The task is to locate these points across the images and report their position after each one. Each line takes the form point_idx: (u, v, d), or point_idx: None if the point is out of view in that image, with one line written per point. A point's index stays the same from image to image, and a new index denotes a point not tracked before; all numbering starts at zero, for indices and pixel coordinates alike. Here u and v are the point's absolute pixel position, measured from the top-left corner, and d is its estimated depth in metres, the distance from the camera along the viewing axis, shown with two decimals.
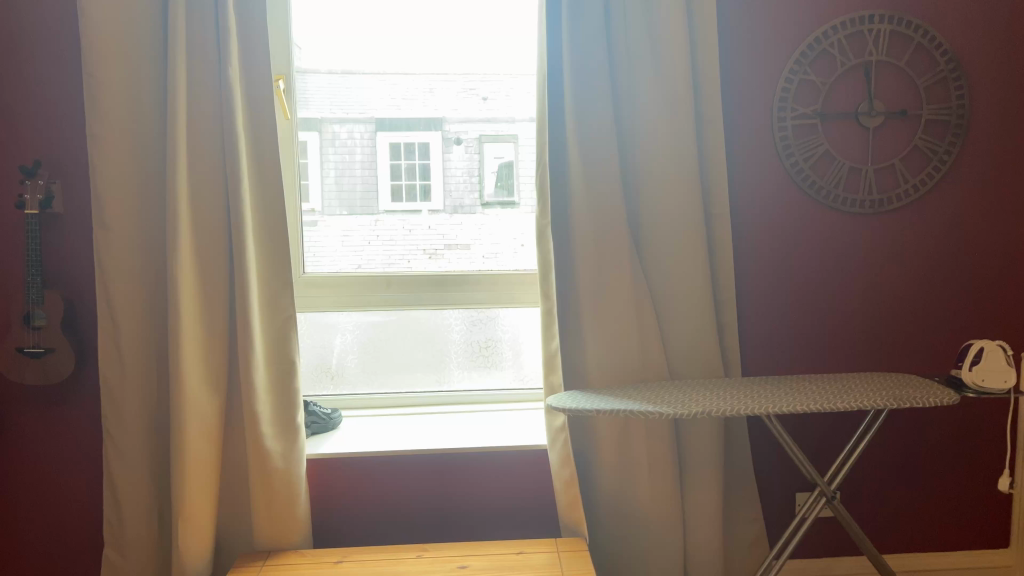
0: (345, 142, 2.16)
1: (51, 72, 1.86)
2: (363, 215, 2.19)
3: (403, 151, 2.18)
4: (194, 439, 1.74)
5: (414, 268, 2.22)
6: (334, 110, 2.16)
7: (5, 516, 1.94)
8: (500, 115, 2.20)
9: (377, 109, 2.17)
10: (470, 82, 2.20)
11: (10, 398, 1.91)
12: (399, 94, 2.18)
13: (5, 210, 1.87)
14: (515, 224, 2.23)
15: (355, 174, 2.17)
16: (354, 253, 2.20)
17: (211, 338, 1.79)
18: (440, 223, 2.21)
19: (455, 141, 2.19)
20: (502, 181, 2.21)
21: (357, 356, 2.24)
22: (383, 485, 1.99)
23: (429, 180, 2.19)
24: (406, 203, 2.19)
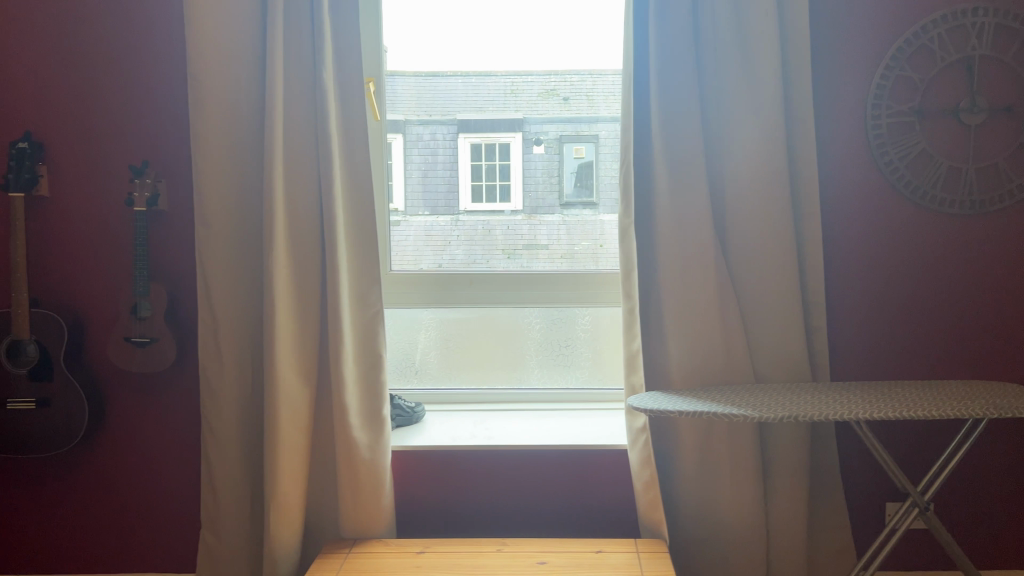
0: (429, 142, 2.21)
1: (159, 78, 1.96)
2: (444, 215, 2.24)
3: (484, 151, 2.20)
4: (286, 428, 1.81)
5: (493, 267, 2.25)
6: (419, 112, 2.21)
7: (112, 496, 2.06)
8: (583, 115, 2.21)
9: (459, 111, 2.20)
10: (553, 83, 2.21)
11: (117, 384, 2.03)
12: (482, 96, 2.21)
13: (115, 208, 1.99)
14: (595, 224, 2.24)
15: (438, 174, 2.22)
16: (436, 252, 2.25)
17: (304, 329, 1.86)
18: (519, 223, 2.23)
19: (535, 141, 2.21)
20: (582, 181, 2.22)
21: (441, 352, 2.29)
22: (465, 479, 2.02)
23: (508, 180, 2.21)
24: (486, 203, 2.22)
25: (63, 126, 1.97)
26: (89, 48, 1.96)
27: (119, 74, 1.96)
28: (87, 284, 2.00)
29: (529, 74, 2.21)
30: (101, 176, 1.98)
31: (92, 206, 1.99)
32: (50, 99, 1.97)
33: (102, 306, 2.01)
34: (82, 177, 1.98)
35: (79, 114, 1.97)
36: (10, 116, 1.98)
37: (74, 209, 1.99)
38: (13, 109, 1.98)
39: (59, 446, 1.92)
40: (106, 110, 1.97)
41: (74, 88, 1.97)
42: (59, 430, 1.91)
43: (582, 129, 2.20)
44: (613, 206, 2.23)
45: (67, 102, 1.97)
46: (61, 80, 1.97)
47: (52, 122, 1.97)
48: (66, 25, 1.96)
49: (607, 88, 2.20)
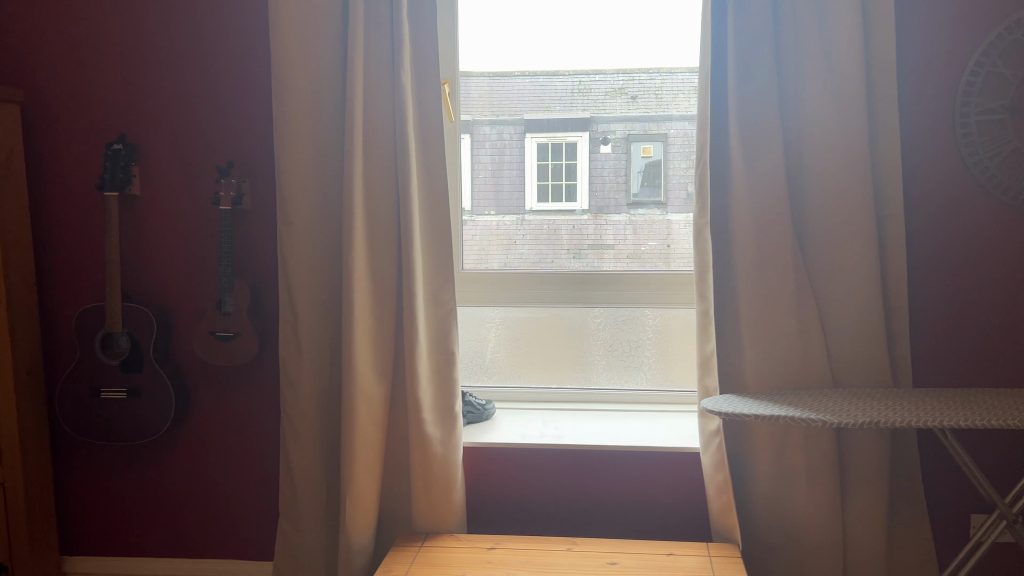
0: (495, 142, 2.23)
1: (244, 80, 2.03)
2: (510, 215, 2.25)
3: (551, 151, 2.20)
4: (362, 422, 1.86)
5: (558, 266, 2.26)
6: (489, 112, 2.23)
7: (196, 483, 2.15)
8: (652, 113, 2.18)
9: (525, 110, 2.22)
10: (622, 82, 2.19)
11: (203, 377, 2.11)
12: (548, 96, 2.21)
13: (203, 207, 2.07)
14: (662, 223, 2.21)
15: (505, 175, 2.23)
16: (504, 251, 2.28)
17: (380, 326, 1.90)
18: (586, 223, 2.23)
19: (602, 140, 2.20)
20: (649, 180, 2.20)
21: (511, 351, 2.30)
22: (535, 478, 2.04)
23: (575, 180, 2.20)
24: (552, 203, 2.22)
25: (154, 128, 2.06)
26: (179, 53, 2.04)
27: (206, 78, 2.04)
28: (176, 280, 2.09)
29: (600, 72, 2.21)
30: (189, 176, 2.06)
31: (181, 205, 2.07)
32: (143, 101, 2.06)
33: (189, 300, 2.09)
34: (172, 176, 2.07)
35: (169, 116, 2.06)
36: (106, 119, 2.08)
37: (164, 207, 2.07)
38: (109, 112, 2.07)
39: (160, 423, 2.01)
40: (195, 112, 2.05)
41: (165, 91, 2.05)
42: (148, 418, 2.00)
43: (651, 127, 2.18)
44: (682, 206, 2.20)
45: (159, 105, 2.06)
46: (153, 84, 2.05)
47: (144, 124, 2.06)
48: (158, 30, 2.04)
49: (677, 86, 2.17)
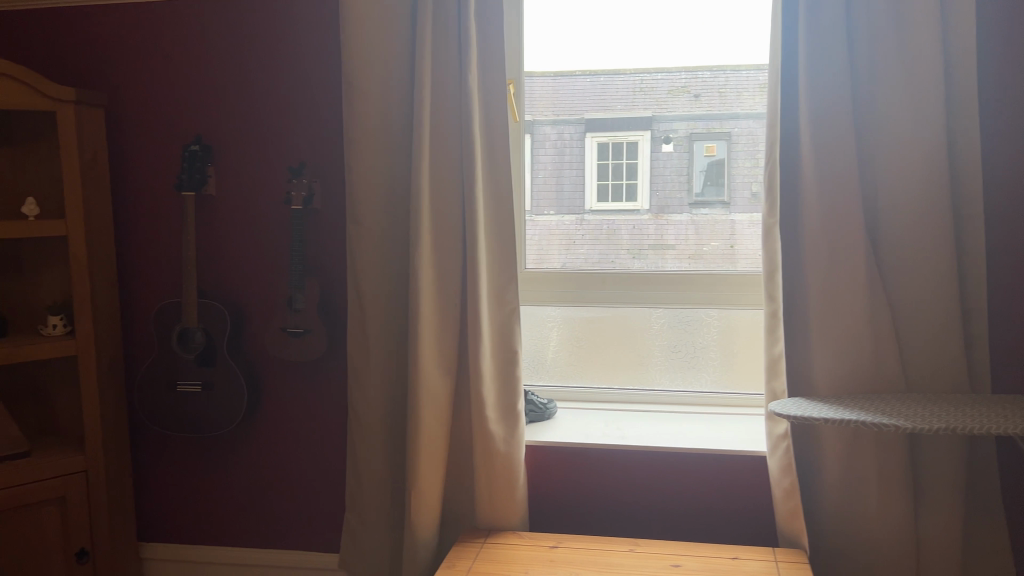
0: (555, 142, 2.24)
1: (313, 82, 2.07)
2: (569, 215, 2.25)
3: (611, 151, 2.20)
4: (428, 419, 1.88)
5: (618, 267, 2.26)
6: (551, 112, 2.23)
7: (266, 475, 2.21)
8: (714, 111, 2.15)
9: (586, 111, 2.22)
10: (685, 80, 2.17)
11: (273, 372, 2.17)
12: (609, 95, 2.21)
13: (274, 206, 2.12)
14: (725, 223, 2.18)
15: (564, 175, 2.23)
16: (564, 251, 2.28)
17: (445, 325, 1.92)
18: (646, 223, 2.22)
19: (664, 138, 2.18)
20: (712, 179, 2.16)
21: (574, 351, 2.30)
22: (598, 478, 2.04)
23: (635, 180, 2.19)
24: (611, 203, 2.22)
25: (229, 129, 2.13)
26: (253, 56, 2.10)
27: (278, 80, 2.09)
28: (248, 277, 2.15)
29: (661, 71, 2.19)
30: (262, 176, 2.12)
31: (254, 205, 2.13)
32: (217, 104, 2.13)
33: (261, 298, 2.15)
34: (244, 176, 2.13)
35: (242, 118, 2.12)
36: (183, 121, 2.15)
37: (238, 207, 2.14)
38: (185, 115, 2.15)
39: (236, 410, 2.07)
40: (266, 113, 2.11)
41: (238, 94, 2.12)
42: (221, 412, 2.07)
43: (714, 125, 2.15)
44: (746, 206, 2.16)
45: (232, 107, 2.12)
46: (227, 87, 2.12)
47: (218, 126, 2.13)
48: (231, 35, 2.10)
49: (741, 84, 2.14)
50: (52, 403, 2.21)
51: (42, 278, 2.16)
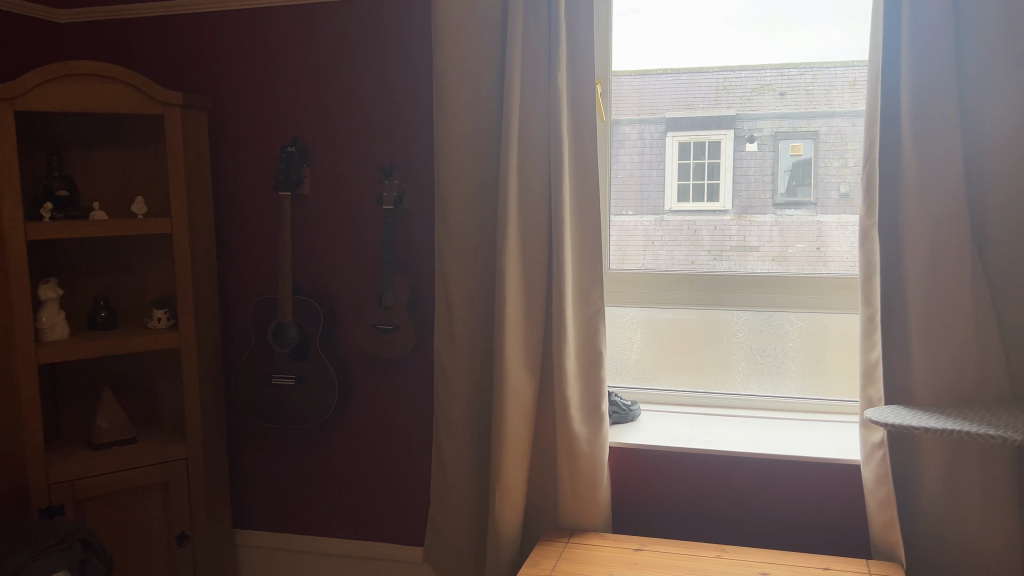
0: (634, 142, 2.22)
1: (402, 84, 2.12)
2: (648, 215, 2.23)
3: (692, 150, 2.17)
4: (512, 418, 1.90)
5: (698, 267, 2.22)
6: (636, 111, 2.21)
7: (354, 468, 2.27)
8: (801, 110, 2.10)
9: (667, 110, 2.19)
10: (770, 77, 2.12)
11: (362, 367, 2.22)
12: (691, 94, 2.17)
13: (365, 206, 2.18)
14: (812, 224, 2.12)
15: (642, 175, 2.22)
16: (642, 252, 2.26)
17: (530, 324, 1.94)
18: (728, 223, 2.17)
19: (747, 138, 2.13)
20: (798, 178, 2.12)
21: (657, 353, 2.28)
22: (682, 482, 2.01)
23: (717, 180, 2.16)
24: (693, 202, 2.18)
25: (323, 132, 2.19)
26: (346, 60, 2.16)
27: (369, 82, 2.14)
28: (339, 275, 2.22)
29: (743, 68, 2.14)
30: (354, 177, 2.18)
31: (346, 204, 2.19)
32: (312, 106, 2.20)
33: (352, 295, 2.21)
34: (337, 176, 2.19)
35: (334, 119, 2.18)
36: (278, 123, 2.23)
37: (330, 207, 2.20)
38: (281, 117, 2.22)
39: (331, 403, 2.13)
40: (357, 115, 2.16)
41: (331, 96, 2.18)
42: (313, 404, 2.14)
43: (800, 125, 2.10)
44: (832, 208, 2.11)
45: (325, 109, 2.19)
46: (321, 89, 2.19)
47: (313, 127, 2.20)
48: (324, 38, 2.17)
49: (830, 81, 2.08)
50: (156, 393, 2.32)
51: (150, 273, 2.28)
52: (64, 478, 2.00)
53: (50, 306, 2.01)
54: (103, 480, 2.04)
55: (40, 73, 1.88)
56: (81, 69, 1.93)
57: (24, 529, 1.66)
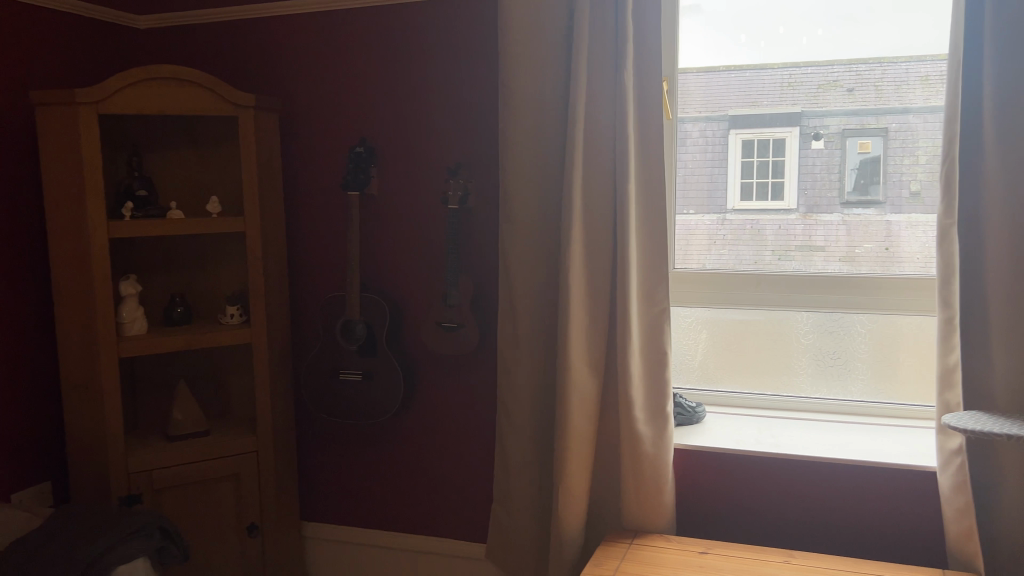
0: (696, 140, 2.19)
1: (467, 85, 2.14)
2: (709, 214, 2.20)
3: (756, 147, 2.13)
4: (576, 417, 1.90)
5: (761, 267, 2.17)
6: (700, 109, 2.18)
7: (418, 464, 2.30)
8: (870, 106, 2.05)
9: (731, 107, 2.15)
10: (838, 73, 2.07)
11: (426, 365, 2.25)
12: (755, 90, 2.13)
13: (430, 205, 2.20)
14: (881, 224, 2.07)
15: (703, 173, 2.18)
16: (702, 252, 2.22)
17: (595, 324, 1.93)
18: (793, 222, 2.13)
19: (813, 135, 2.09)
20: (866, 177, 2.06)
21: (722, 355, 2.24)
22: (749, 486, 1.98)
23: (781, 178, 2.12)
24: (756, 201, 2.14)
25: (390, 132, 2.23)
26: (413, 60, 2.18)
27: (434, 83, 2.17)
28: (404, 273, 2.25)
29: (808, 64, 2.09)
30: (420, 176, 2.21)
31: (411, 204, 2.22)
32: (378, 107, 2.23)
33: (417, 293, 2.24)
34: (402, 176, 2.22)
35: (400, 119, 2.21)
36: (346, 124, 2.27)
37: (396, 206, 2.24)
38: (349, 118, 2.27)
39: (396, 400, 2.17)
40: (422, 116, 2.19)
41: (396, 97, 2.21)
42: (379, 401, 2.18)
43: (868, 122, 2.04)
44: (899, 207, 2.05)
45: (391, 110, 2.22)
46: (387, 91, 2.22)
47: (380, 127, 2.24)
48: (390, 40, 2.20)
49: (900, 76, 2.02)
50: (229, 388, 2.39)
51: (223, 271, 2.35)
52: (142, 468, 2.07)
53: (130, 302, 2.10)
54: (179, 471, 2.11)
55: (122, 76, 1.94)
56: (160, 72, 1.99)
57: (105, 515, 1.74)
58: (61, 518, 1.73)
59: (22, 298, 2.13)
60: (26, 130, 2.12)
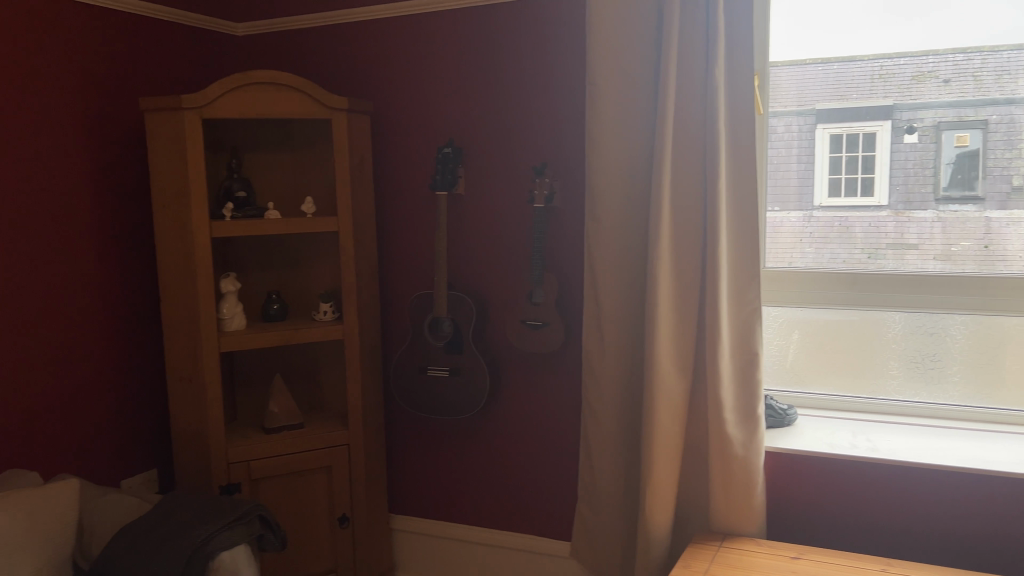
0: (782, 135, 2.13)
1: (553, 83, 2.14)
2: (795, 211, 2.14)
3: (846, 142, 2.06)
4: (664, 417, 1.88)
5: (850, 265, 2.11)
6: (787, 103, 2.12)
7: (503, 460, 2.32)
8: (968, 98, 1.97)
9: (819, 100, 2.08)
10: (933, 64, 1.99)
11: (511, 362, 2.27)
12: (844, 83, 2.06)
13: (516, 203, 2.22)
14: (980, 221, 1.99)
15: (790, 168, 2.13)
16: (787, 250, 2.16)
17: (683, 323, 1.90)
18: (884, 220, 2.06)
19: (906, 129, 2.02)
20: (964, 172, 1.99)
21: (812, 356, 2.18)
22: (842, 492, 1.92)
23: (872, 173, 2.05)
24: (845, 197, 2.08)
25: (476, 132, 2.25)
26: (499, 60, 2.20)
27: (520, 82, 2.18)
28: (490, 272, 2.27)
29: (901, 55, 2.02)
30: (505, 175, 2.23)
31: (497, 202, 2.24)
32: (465, 108, 2.26)
33: (503, 291, 2.26)
34: (489, 175, 2.25)
35: (486, 119, 2.24)
36: (433, 125, 2.31)
37: (481, 204, 2.26)
38: (436, 118, 2.30)
39: (482, 397, 2.19)
40: (508, 115, 2.21)
41: (483, 97, 2.24)
42: (466, 397, 2.21)
43: (967, 114, 1.97)
44: (1000, 204, 1.97)
45: (477, 110, 2.25)
46: (473, 91, 2.25)
47: (466, 128, 2.27)
48: (476, 41, 2.23)
49: (1001, 65, 1.94)
50: (321, 383, 2.46)
51: (316, 270, 2.42)
52: (241, 457, 2.16)
53: (231, 298, 2.19)
54: (275, 462, 2.19)
55: (223, 83, 2.03)
56: (259, 78, 2.06)
57: (211, 503, 1.79)
58: (170, 506, 1.80)
59: (131, 295, 2.25)
60: (135, 135, 2.24)
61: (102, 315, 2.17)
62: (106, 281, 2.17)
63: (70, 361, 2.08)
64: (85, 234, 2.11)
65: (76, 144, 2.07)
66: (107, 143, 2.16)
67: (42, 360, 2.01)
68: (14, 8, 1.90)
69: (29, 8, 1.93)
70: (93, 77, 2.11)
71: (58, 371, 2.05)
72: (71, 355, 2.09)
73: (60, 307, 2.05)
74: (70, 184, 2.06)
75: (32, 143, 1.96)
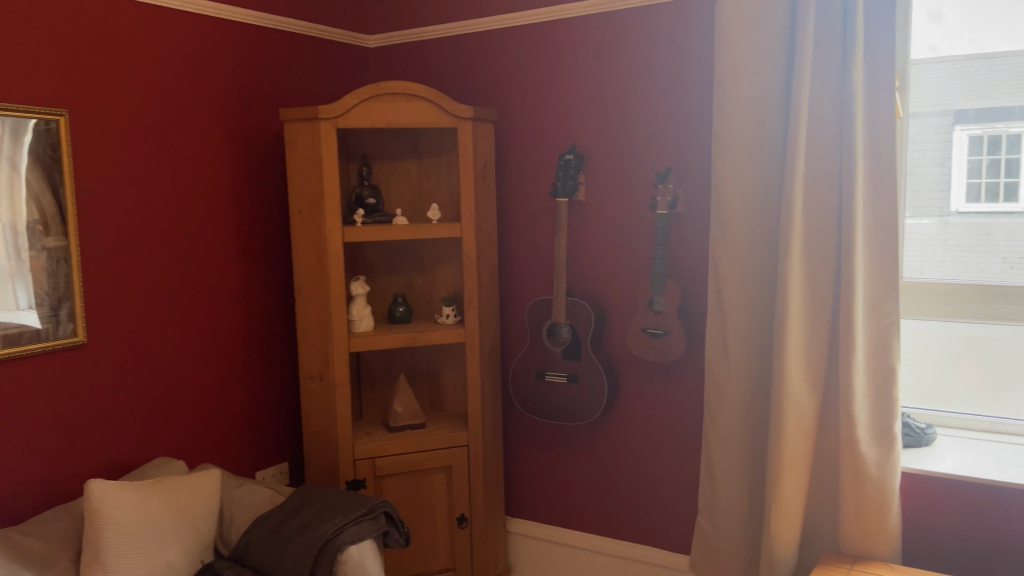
0: (917, 138, 2.01)
1: (677, 88, 2.11)
2: (929, 217, 2.02)
3: (987, 144, 1.95)
4: (793, 432, 1.82)
5: (989, 276, 1.99)
6: (923, 105, 2.00)
7: (620, 469, 2.30)
8: None
9: (958, 101, 1.97)
10: None
11: (630, 370, 2.25)
12: (986, 82, 1.94)
13: (638, 209, 2.20)
14: None
15: (926, 173, 2.01)
16: (919, 258, 2.05)
17: (812, 336, 1.83)
18: None
19: None
20: None
21: (953, 372, 2.05)
22: (987, 519, 1.80)
23: (1017, 179, 1.92)
24: (985, 204, 1.96)
25: (598, 138, 2.25)
26: (622, 66, 2.19)
27: (642, 88, 2.17)
28: (610, 278, 2.26)
29: None
30: (627, 181, 2.22)
31: (617, 209, 2.23)
32: (587, 114, 2.27)
33: (622, 298, 2.24)
34: (611, 182, 2.24)
35: (609, 125, 2.23)
36: (555, 131, 2.32)
37: (602, 211, 2.26)
38: (558, 124, 2.32)
39: (601, 405, 2.18)
40: (631, 121, 2.19)
41: (605, 103, 2.23)
42: (584, 403, 2.21)
43: None
44: None
45: (600, 116, 2.24)
46: (596, 97, 2.25)
47: (589, 134, 2.27)
48: (599, 47, 2.22)
49: None
50: (442, 385, 2.53)
51: (439, 273, 2.48)
52: (367, 454, 2.23)
53: (359, 301, 2.28)
54: (397, 460, 2.26)
55: (356, 94, 2.11)
56: (389, 89, 2.13)
57: (339, 499, 1.86)
58: (302, 500, 1.88)
59: (270, 296, 2.38)
60: (275, 145, 2.37)
61: (243, 316, 2.30)
62: (247, 283, 2.31)
63: (213, 356, 2.23)
64: (229, 239, 2.25)
65: (222, 154, 2.21)
66: (250, 153, 2.29)
67: (189, 356, 2.16)
68: (167, 29, 2.05)
69: (182, 28, 2.09)
70: (238, 92, 2.24)
71: (201, 365, 2.20)
72: (214, 352, 2.23)
73: (205, 306, 2.19)
74: (216, 192, 2.20)
75: (182, 154, 2.11)
